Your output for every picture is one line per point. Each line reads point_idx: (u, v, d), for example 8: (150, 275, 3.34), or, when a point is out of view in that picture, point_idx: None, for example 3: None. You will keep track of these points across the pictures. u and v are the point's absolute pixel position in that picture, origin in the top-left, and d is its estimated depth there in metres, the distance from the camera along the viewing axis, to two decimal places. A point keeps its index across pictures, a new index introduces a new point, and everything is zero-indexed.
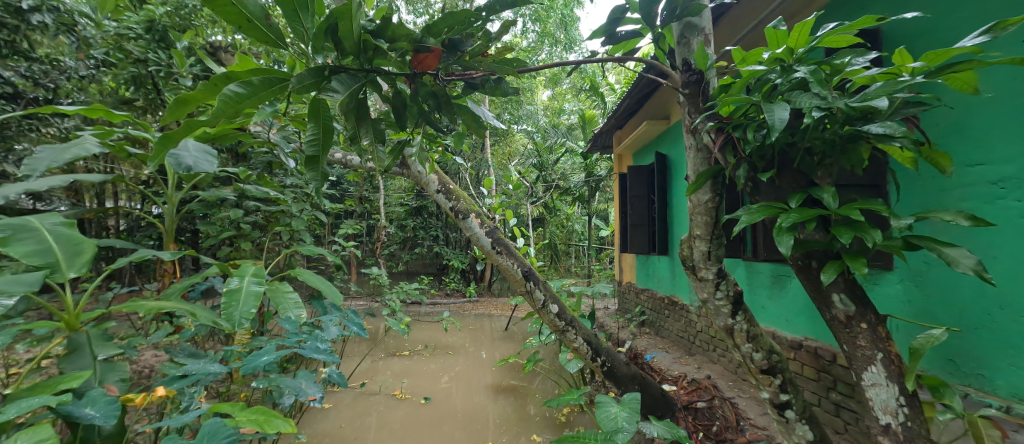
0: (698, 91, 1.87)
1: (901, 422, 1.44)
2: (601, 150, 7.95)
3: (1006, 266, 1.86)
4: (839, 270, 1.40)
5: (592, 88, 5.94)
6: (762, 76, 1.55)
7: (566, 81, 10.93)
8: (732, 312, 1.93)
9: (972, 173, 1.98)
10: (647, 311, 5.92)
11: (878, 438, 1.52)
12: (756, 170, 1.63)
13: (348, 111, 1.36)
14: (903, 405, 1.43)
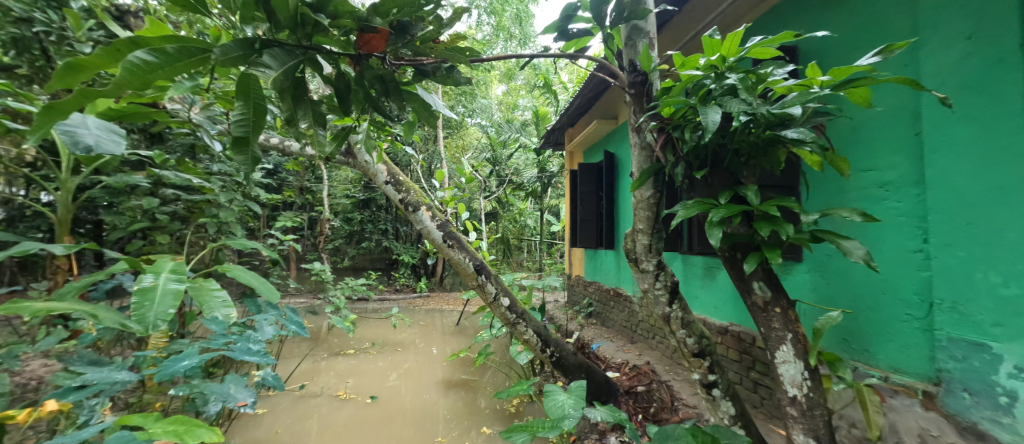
0: (642, 92, 1.95)
1: (805, 393, 1.61)
2: (554, 147, 8.06)
3: (888, 257, 2.13)
4: (759, 260, 1.53)
5: (545, 84, 6.01)
6: (698, 81, 1.64)
7: (521, 77, 10.96)
8: (669, 301, 2.05)
9: (865, 177, 2.26)
10: (595, 303, 6.14)
11: (787, 409, 1.68)
12: (692, 169, 1.74)
13: (283, 91, 1.25)
14: (807, 378, 1.61)
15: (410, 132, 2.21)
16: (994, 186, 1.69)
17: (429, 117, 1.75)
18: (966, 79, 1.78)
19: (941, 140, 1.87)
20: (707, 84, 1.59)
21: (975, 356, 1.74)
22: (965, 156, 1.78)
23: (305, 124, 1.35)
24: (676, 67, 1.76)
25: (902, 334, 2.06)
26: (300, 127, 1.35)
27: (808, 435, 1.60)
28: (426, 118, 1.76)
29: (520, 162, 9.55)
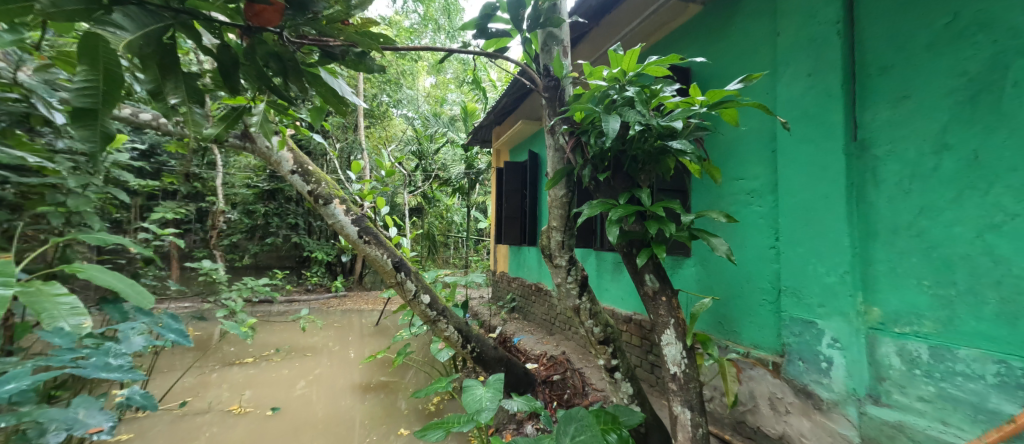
0: (555, 96, 2.07)
1: (682, 369, 1.86)
2: (481, 144, 8.06)
3: (751, 253, 2.54)
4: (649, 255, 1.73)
5: (473, 82, 5.63)
6: (603, 91, 1.78)
7: (449, 70, 10.74)
8: (579, 294, 2.20)
9: (737, 184, 2.65)
10: (518, 298, 6.31)
11: (669, 385, 1.92)
12: (597, 172, 1.89)
13: (145, 57, 1.07)
14: (684, 357, 1.86)
15: (318, 120, 2.03)
16: (820, 195, 2.10)
17: (340, 105, 1.62)
18: (806, 108, 2.18)
19: (788, 156, 2.28)
20: (610, 94, 1.73)
21: (807, 331, 2.16)
22: (803, 170, 2.19)
23: (178, 100, 1.18)
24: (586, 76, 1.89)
25: (759, 317, 2.47)
26: (172, 103, 1.18)
27: (685, 405, 1.85)
28: (336, 106, 1.62)
29: (447, 157, 9.41)
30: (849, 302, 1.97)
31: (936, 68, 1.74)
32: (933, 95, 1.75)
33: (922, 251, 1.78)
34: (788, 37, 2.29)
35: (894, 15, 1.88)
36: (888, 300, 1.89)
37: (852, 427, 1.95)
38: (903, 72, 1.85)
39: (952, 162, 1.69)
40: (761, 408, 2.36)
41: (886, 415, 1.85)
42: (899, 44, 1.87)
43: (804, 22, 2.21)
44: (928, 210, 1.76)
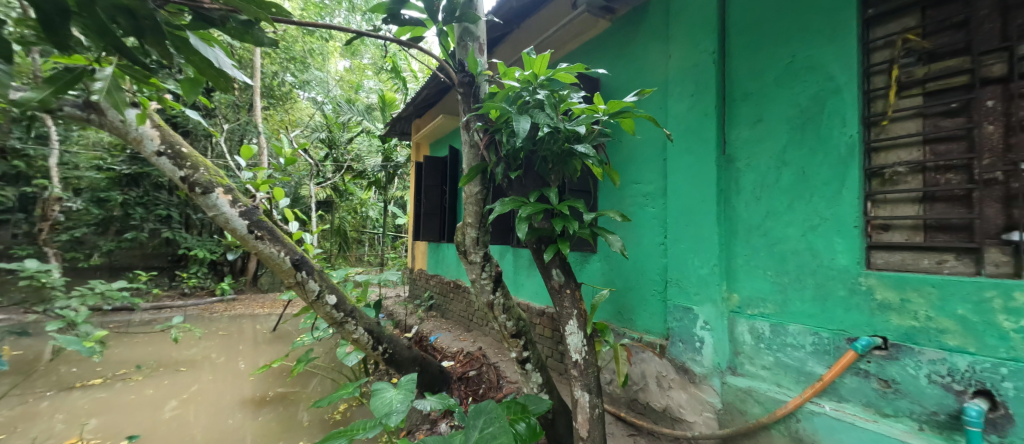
0: (470, 92, 2.10)
1: (583, 356, 2.03)
2: (399, 136, 7.72)
3: (646, 248, 2.84)
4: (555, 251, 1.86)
5: (393, 70, 5.31)
6: (517, 92, 1.86)
7: (366, 55, 10.09)
8: (493, 289, 2.26)
9: (636, 187, 2.95)
10: (436, 296, 6.22)
11: (571, 372, 2.08)
12: (510, 170, 1.97)
13: None
14: (585, 345, 2.03)
15: (191, 94, 1.60)
16: (698, 199, 2.44)
17: (218, 77, 1.39)
18: (689, 123, 2.52)
19: (674, 164, 2.60)
20: (523, 95, 1.82)
21: (685, 317, 2.50)
22: (686, 177, 2.53)
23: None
24: (500, 76, 1.95)
25: (651, 306, 2.78)
26: None
27: (584, 389, 2.02)
28: (214, 79, 1.40)
29: (362, 148, 8.87)
30: (716, 290, 2.34)
31: (780, 98, 2.13)
32: (777, 120, 2.14)
33: (767, 248, 2.17)
34: (678, 59, 2.61)
35: (753, 51, 2.26)
36: (745, 288, 2.27)
37: (717, 395, 2.33)
38: (758, 99, 2.23)
39: (788, 175, 2.08)
40: (650, 386, 2.68)
41: (741, 383, 2.23)
42: (756, 76, 2.25)
43: (689, 48, 2.54)
44: (771, 214, 2.15)
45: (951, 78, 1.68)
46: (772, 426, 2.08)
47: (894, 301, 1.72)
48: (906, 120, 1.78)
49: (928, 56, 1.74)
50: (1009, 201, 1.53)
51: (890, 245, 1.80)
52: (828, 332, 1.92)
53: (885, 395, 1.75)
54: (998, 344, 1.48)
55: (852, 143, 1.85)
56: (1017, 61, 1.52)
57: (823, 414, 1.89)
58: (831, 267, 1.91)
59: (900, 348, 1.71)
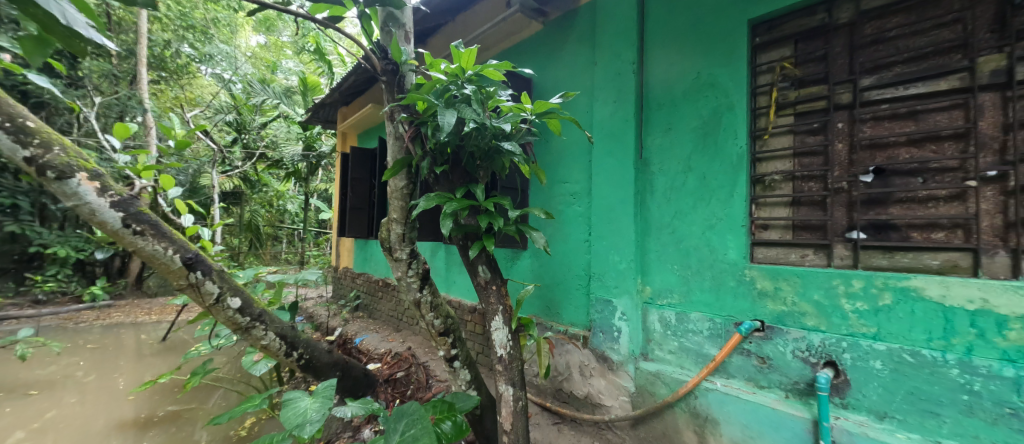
0: (395, 81, 2.04)
1: (507, 351, 2.09)
2: (323, 124, 7.17)
3: (571, 245, 2.99)
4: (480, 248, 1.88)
5: (315, 51, 4.92)
6: (444, 86, 1.85)
7: (286, 32, 9.20)
8: (420, 287, 2.22)
9: (564, 186, 3.08)
10: (363, 295, 5.93)
11: (496, 367, 2.12)
12: (436, 164, 1.97)
13: None
14: (510, 339, 2.09)
15: (33, 56, 1.06)
16: (618, 199, 2.63)
17: (72, 39, 1.04)
18: (612, 128, 2.70)
19: (598, 165, 2.77)
20: (450, 89, 1.82)
21: (605, 309, 2.68)
22: (607, 178, 2.70)
23: None
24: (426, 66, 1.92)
25: (576, 299, 2.94)
26: None
27: (508, 383, 2.08)
28: (64, 40, 1.03)
29: (279, 134, 8.09)
30: (632, 283, 2.54)
31: (687, 110, 2.37)
32: (684, 129, 2.38)
33: (674, 244, 2.40)
34: (602, 66, 2.78)
35: (665, 65, 2.48)
36: (656, 281, 2.49)
37: (631, 379, 2.54)
38: (670, 109, 2.45)
39: (692, 179, 2.33)
40: (573, 375, 2.84)
41: (651, 367, 2.46)
42: (668, 87, 2.47)
43: (612, 57, 2.71)
44: (678, 214, 2.39)
45: (815, 101, 1.99)
46: (676, 404, 2.32)
47: (770, 290, 2.01)
48: (783, 135, 2.09)
49: (799, 81, 2.05)
50: (852, 206, 1.86)
51: (769, 242, 2.10)
52: (721, 318, 2.19)
53: (762, 370, 2.05)
54: (842, 322, 1.80)
55: (742, 153, 2.12)
56: (859, 91, 1.85)
57: (716, 390, 2.16)
58: (725, 261, 2.18)
59: (774, 329, 2.00)
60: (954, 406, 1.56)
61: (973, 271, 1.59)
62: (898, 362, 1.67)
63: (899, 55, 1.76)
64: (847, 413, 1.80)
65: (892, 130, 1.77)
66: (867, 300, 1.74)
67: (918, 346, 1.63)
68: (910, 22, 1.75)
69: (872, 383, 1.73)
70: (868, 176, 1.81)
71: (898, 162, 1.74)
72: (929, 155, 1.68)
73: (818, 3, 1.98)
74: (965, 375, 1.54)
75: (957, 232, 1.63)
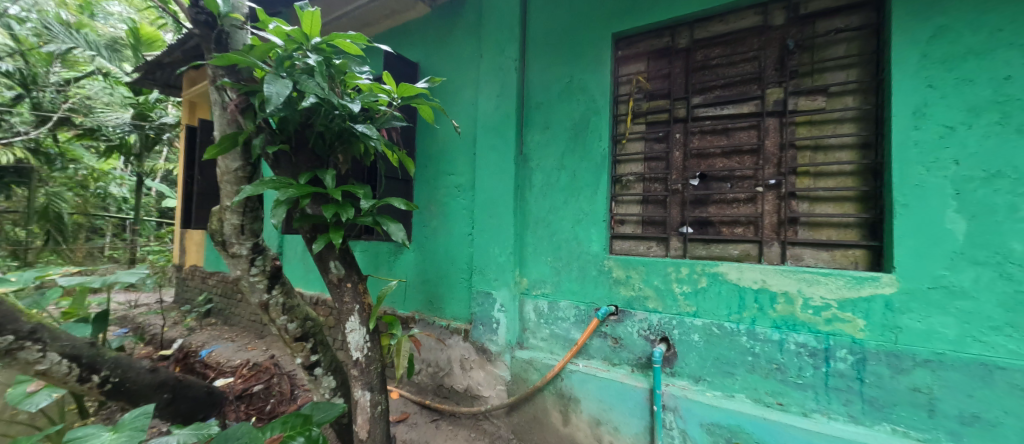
0: (214, 38, 1.76)
1: (365, 353, 2.02)
2: (162, 90, 5.88)
3: (453, 238, 2.97)
4: (326, 240, 1.78)
5: None
6: (285, 52, 1.62)
7: None
8: (268, 287, 1.97)
9: (448, 178, 3.04)
10: (217, 298, 5.05)
11: (351, 370, 2.04)
12: (271, 143, 1.80)
13: None
14: (367, 341, 2.02)
15: None
16: (498, 194, 2.70)
17: None
18: (493, 123, 2.75)
19: (480, 159, 2.80)
20: (292, 56, 1.61)
21: (484, 301, 2.73)
22: (489, 172, 2.74)
23: None
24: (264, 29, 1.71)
25: (457, 293, 2.93)
26: None
27: (365, 388, 2.03)
28: None
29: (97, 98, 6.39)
30: (510, 275, 2.63)
31: (559, 111, 2.53)
32: (557, 129, 2.54)
33: (547, 238, 2.56)
34: (485, 60, 2.81)
35: (542, 65, 2.62)
36: (531, 273, 2.63)
37: (507, 368, 2.64)
38: (546, 109, 2.59)
39: (564, 177, 2.50)
40: (454, 370, 2.84)
41: (525, 355, 2.59)
42: (545, 89, 2.60)
43: (495, 53, 2.76)
44: (551, 209, 2.54)
45: (661, 113, 2.30)
46: (545, 388, 2.49)
47: (623, 278, 2.28)
48: (636, 141, 2.37)
49: (649, 94, 2.35)
50: (683, 205, 2.20)
51: (624, 235, 2.38)
52: (584, 305, 2.40)
53: (615, 349, 2.31)
54: (674, 303, 2.13)
55: (604, 155, 2.35)
56: (691, 108, 2.19)
57: (578, 371, 2.38)
58: (589, 253, 2.39)
59: (624, 312, 2.27)
60: (744, 367, 1.95)
61: (759, 259, 2.00)
62: (710, 334, 2.03)
63: (719, 80, 2.13)
64: (675, 380, 2.13)
65: (712, 143, 2.14)
66: (690, 283, 2.09)
67: (723, 320, 2.00)
68: (726, 54, 2.12)
69: (693, 353, 2.08)
70: (695, 180, 2.16)
71: (716, 170, 2.11)
72: (735, 165, 2.07)
73: (664, 27, 2.28)
74: (751, 341, 1.93)
75: (750, 228, 2.04)
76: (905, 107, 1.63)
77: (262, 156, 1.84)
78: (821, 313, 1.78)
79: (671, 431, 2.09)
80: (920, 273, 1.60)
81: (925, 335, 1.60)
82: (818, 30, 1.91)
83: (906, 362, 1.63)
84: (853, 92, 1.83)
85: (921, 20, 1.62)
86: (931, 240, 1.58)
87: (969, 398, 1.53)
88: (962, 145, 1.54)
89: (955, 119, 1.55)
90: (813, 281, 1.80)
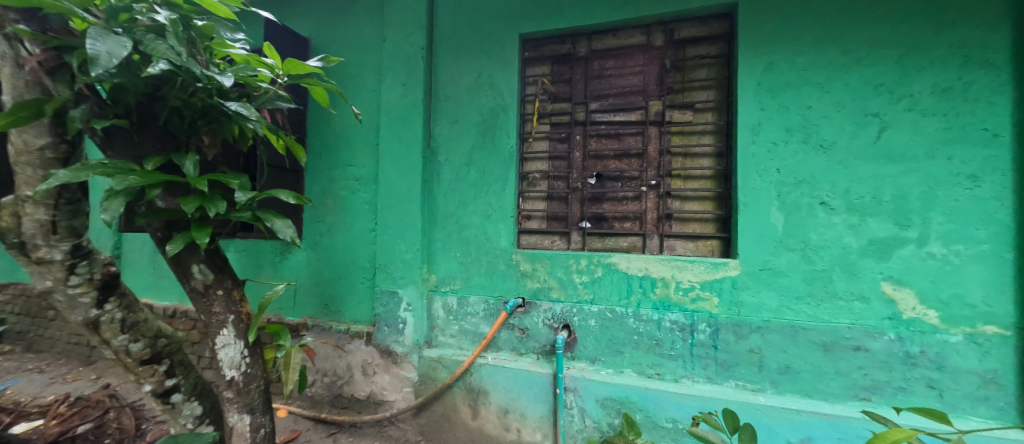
0: None
1: (243, 372, 1.77)
2: None
3: (353, 235, 2.79)
4: (186, 241, 1.50)
5: None
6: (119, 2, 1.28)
7: None
8: (99, 302, 1.53)
9: (347, 170, 2.83)
10: (11, 317, 3.84)
11: (222, 392, 1.77)
12: (99, 116, 1.45)
13: None
14: (244, 357, 1.77)
15: None
16: (405, 188, 2.62)
17: None
18: (400, 114, 2.66)
19: (386, 151, 2.68)
20: (131, 9, 1.29)
21: (390, 301, 2.65)
22: (395, 166, 2.65)
23: None
24: None
25: (359, 293, 2.77)
26: None
27: (243, 411, 1.77)
28: None
29: None
30: (419, 272, 2.60)
31: (469, 107, 2.58)
32: (467, 125, 2.58)
33: (457, 233, 2.58)
34: (391, 47, 2.70)
35: (452, 59, 2.63)
36: (440, 269, 2.63)
37: (414, 369, 2.61)
38: (455, 103, 2.61)
39: (474, 173, 2.55)
40: (355, 376, 2.66)
41: (434, 353, 2.59)
42: (454, 83, 2.62)
43: (401, 40, 2.67)
44: (461, 204, 2.57)
45: (563, 116, 2.50)
46: (455, 385, 2.51)
47: (530, 271, 2.42)
48: (542, 140, 2.54)
49: (553, 97, 2.53)
50: (583, 202, 2.44)
51: (531, 230, 2.53)
52: (493, 299, 2.48)
53: (522, 340, 2.44)
54: (574, 292, 2.33)
55: (512, 152, 2.47)
56: (589, 113, 2.44)
57: (487, 363, 2.44)
58: (497, 248, 2.48)
59: (530, 303, 2.41)
60: (630, 344, 2.24)
61: (643, 249, 2.32)
62: (604, 319, 2.28)
63: (612, 89, 2.41)
64: (575, 363, 2.35)
65: (606, 146, 2.41)
66: (587, 273, 2.32)
67: (615, 305, 2.27)
68: (618, 66, 2.41)
69: (589, 337, 2.31)
70: (593, 179, 2.41)
71: (610, 170, 2.39)
72: (625, 167, 2.37)
73: (566, 35, 2.48)
74: (636, 322, 2.23)
75: (636, 222, 2.36)
76: (745, 125, 2.07)
77: (84, 132, 1.47)
78: (688, 293, 2.15)
79: (571, 410, 2.29)
80: (754, 257, 2.05)
81: (757, 306, 2.05)
82: (687, 54, 2.29)
83: (745, 329, 2.06)
84: (712, 109, 2.25)
85: (756, 55, 2.07)
86: (761, 231, 2.04)
87: (785, 353, 2.01)
88: (781, 158, 2.01)
89: (777, 137, 2.02)
90: (683, 268, 2.16)
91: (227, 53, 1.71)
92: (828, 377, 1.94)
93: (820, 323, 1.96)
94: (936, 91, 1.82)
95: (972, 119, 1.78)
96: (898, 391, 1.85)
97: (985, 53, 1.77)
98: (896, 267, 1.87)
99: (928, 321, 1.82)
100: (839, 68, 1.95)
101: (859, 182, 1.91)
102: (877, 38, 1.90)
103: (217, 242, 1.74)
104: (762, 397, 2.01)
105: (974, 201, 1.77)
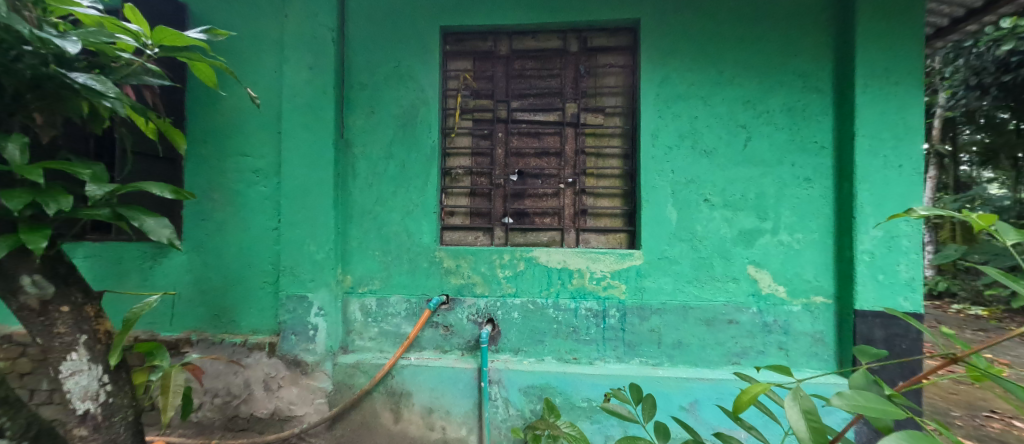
0: None
1: (101, 403, 1.35)
2: None
3: (251, 235, 2.50)
4: (10, 248, 1.11)
5: None
6: None
7: None
8: None
9: (241, 161, 2.50)
10: None
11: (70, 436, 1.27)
12: None
13: None
14: (104, 384, 1.36)
15: None
16: (314, 183, 2.41)
17: None
18: (306, 101, 2.43)
19: (290, 140, 2.43)
20: None
21: (298, 306, 2.42)
22: (302, 158, 2.42)
23: None
24: None
25: (259, 299, 2.49)
26: None
27: None
28: None
29: None
30: (331, 273, 2.42)
31: (387, 98, 2.47)
32: (385, 117, 2.47)
33: (375, 230, 2.46)
34: (294, 25, 2.44)
35: (366, 46, 2.48)
36: (356, 269, 2.49)
37: (327, 378, 2.42)
38: (371, 92, 2.48)
39: (393, 167, 2.46)
40: (255, 393, 2.37)
41: (350, 359, 2.45)
42: (370, 71, 2.48)
43: (307, 18, 2.43)
44: (379, 201, 2.46)
45: (485, 112, 2.54)
46: (374, 390, 2.40)
47: (453, 267, 2.41)
48: (464, 136, 2.54)
49: (475, 93, 2.55)
50: (505, 198, 2.51)
51: (454, 226, 2.53)
52: (415, 297, 2.43)
53: (446, 337, 2.43)
54: (498, 286, 2.39)
55: (434, 146, 2.43)
56: (510, 111, 2.51)
57: (410, 364, 2.38)
58: (419, 245, 2.43)
59: (454, 300, 2.42)
60: (550, 333, 2.38)
61: (561, 243, 2.48)
62: (526, 311, 2.39)
63: (532, 90, 2.52)
64: (499, 355, 2.41)
65: (527, 144, 2.51)
66: (510, 267, 2.39)
67: (536, 296, 2.38)
68: (536, 68, 2.52)
69: (512, 329, 2.40)
70: (514, 176, 2.50)
71: (530, 168, 2.50)
72: (544, 165, 2.50)
73: (487, 32, 2.51)
74: (556, 311, 2.37)
75: (554, 218, 2.50)
76: (647, 130, 2.33)
77: None
78: (600, 282, 2.35)
79: (495, 401, 2.34)
80: (654, 248, 2.33)
81: (657, 290, 2.33)
82: (598, 61, 2.49)
83: (647, 311, 2.33)
84: (619, 115, 2.49)
85: (655, 68, 2.33)
86: (660, 225, 2.32)
87: (679, 330, 2.32)
88: (675, 161, 2.31)
89: (671, 142, 2.32)
90: (596, 259, 2.36)
91: (72, 13, 1.38)
92: (710, 347, 2.30)
93: (705, 303, 2.30)
94: (784, 109, 2.26)
95: (807, 133, 2.25)
96: (759, 354, 2.27)
97: (815, 81, 2.25)
98: (758, 253, 2.28)
99: (779, 295, 2.27)
100: (717, 85, 2.30)
101: (732, 182, 2.29)
102: (744, 62, 2.29)
103: (60, 245, 1.36)
104: (661, 370, 2.30)
105: (808, 199, 2.25)
